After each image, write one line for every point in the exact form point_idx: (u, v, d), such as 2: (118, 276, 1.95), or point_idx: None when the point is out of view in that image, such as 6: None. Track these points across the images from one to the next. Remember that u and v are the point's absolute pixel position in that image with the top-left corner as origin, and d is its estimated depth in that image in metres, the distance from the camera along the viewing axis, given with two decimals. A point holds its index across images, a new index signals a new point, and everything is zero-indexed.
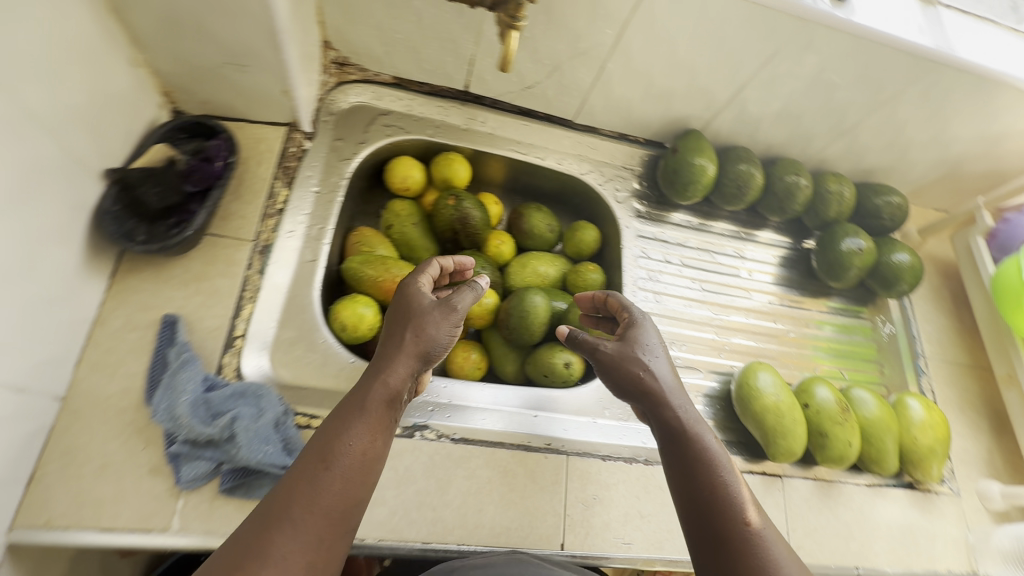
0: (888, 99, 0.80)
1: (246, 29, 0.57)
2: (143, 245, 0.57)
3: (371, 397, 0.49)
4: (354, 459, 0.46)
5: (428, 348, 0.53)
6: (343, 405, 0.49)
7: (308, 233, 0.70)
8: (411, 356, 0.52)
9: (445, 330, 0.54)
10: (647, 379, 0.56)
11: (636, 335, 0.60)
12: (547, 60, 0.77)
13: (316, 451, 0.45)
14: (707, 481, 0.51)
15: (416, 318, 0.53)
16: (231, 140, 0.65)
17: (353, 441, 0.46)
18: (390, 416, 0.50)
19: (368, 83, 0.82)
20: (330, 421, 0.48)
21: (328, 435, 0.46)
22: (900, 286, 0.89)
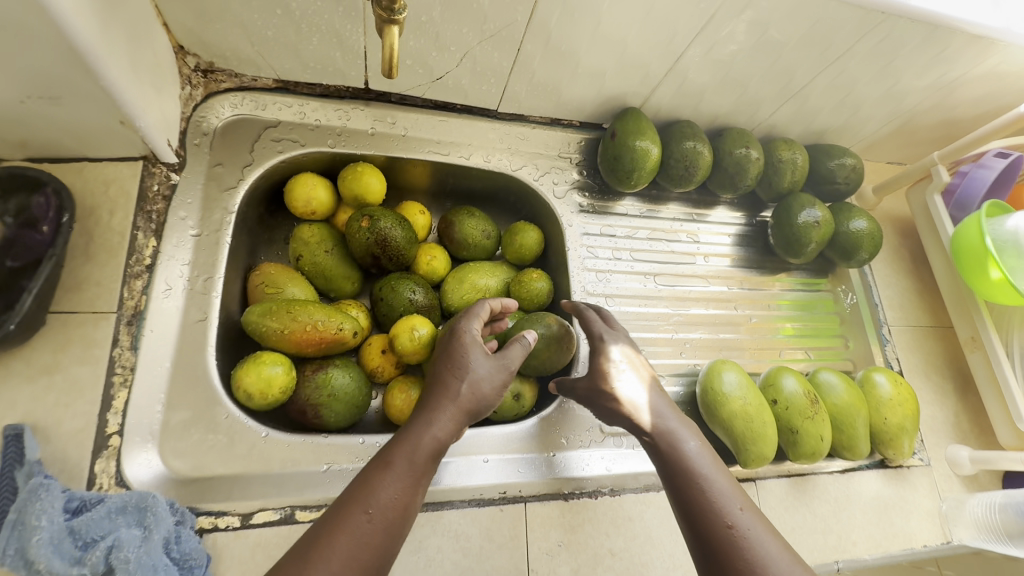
0: (837, 57, 0.72)
1: (39, 54, 0.43)
2: None
3: (416, 446, 0.48)
4: (393, 508, 0.45)
5: (478, 401, 0.53)
6: (386, 450, 0.49)
7: (190, 288, 0.59)
8: (457, 407, 0.52)
9: (493, 383, 0.54)
10: (624, 402, 0.55)
11: (602, 361, 0.58)
12: (454, 47, 0.65)
13: (357, 494, 0.44)
14: (693, 489, 0.47)
15: (468, 367, 0.54)
16: (62, 193, 0.51)
17: (396, 489, 0.45)
18: (431, 468, 0.49)
19: (245, 90, 0.69)
20: (372, 466, 0.47)
21: (372, 480, 0.46)
22: (860, 255, 0.85)
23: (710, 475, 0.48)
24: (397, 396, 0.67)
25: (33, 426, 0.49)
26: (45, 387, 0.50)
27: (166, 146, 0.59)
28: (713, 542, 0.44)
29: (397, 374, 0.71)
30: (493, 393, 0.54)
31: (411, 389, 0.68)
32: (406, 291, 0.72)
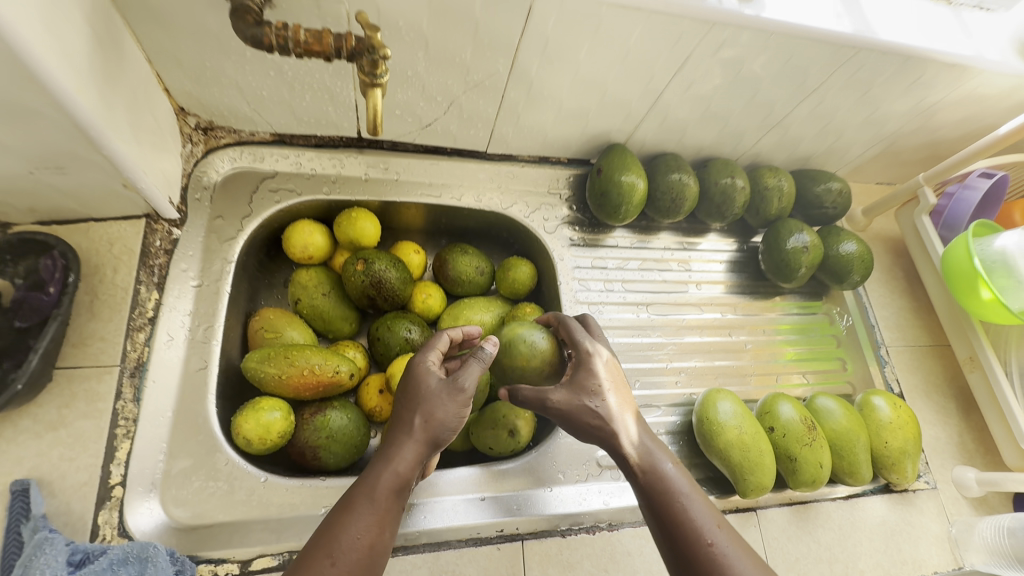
0: (813, 89, 0.74)
1: (48, 133, 0.46)
2: None
3: (377, 488, 0.48)
4: (361, 553, 0.45)
5: (437, 432, 0.51)
6: (348, 496, 0.48)
7: (192, 337, 0.61)
8: (418, 441, 0.50)
9: (453, 411, 0.52)
10: (606, 418, 0.53)
11: (586, 379, 0.54)
12: (440, 96, 0.68)
13: (320, 547, 0.44)
14: (660, 492, 0.51)
15: (425, 400, 0.51)
16: (67, 254, 0.54)
17: (360, 534, 0.46)
18: (396, 508, 0.49)
19: (244, 144, 0.72)
20: (335, 514, 0.47)
21: (336, 530, 0.46)
22: (852, 278, 0.85)
23: (675, 477, 0.51)
24: None
25: (38, 480, 0.50)
26: (51, 442, 0.52)
27: (168, 203, 0.62)
28: (684, 544, 0.48)
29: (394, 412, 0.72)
30: (455, 420, 0.52)
31: None
32: (402, 330, 0.73)
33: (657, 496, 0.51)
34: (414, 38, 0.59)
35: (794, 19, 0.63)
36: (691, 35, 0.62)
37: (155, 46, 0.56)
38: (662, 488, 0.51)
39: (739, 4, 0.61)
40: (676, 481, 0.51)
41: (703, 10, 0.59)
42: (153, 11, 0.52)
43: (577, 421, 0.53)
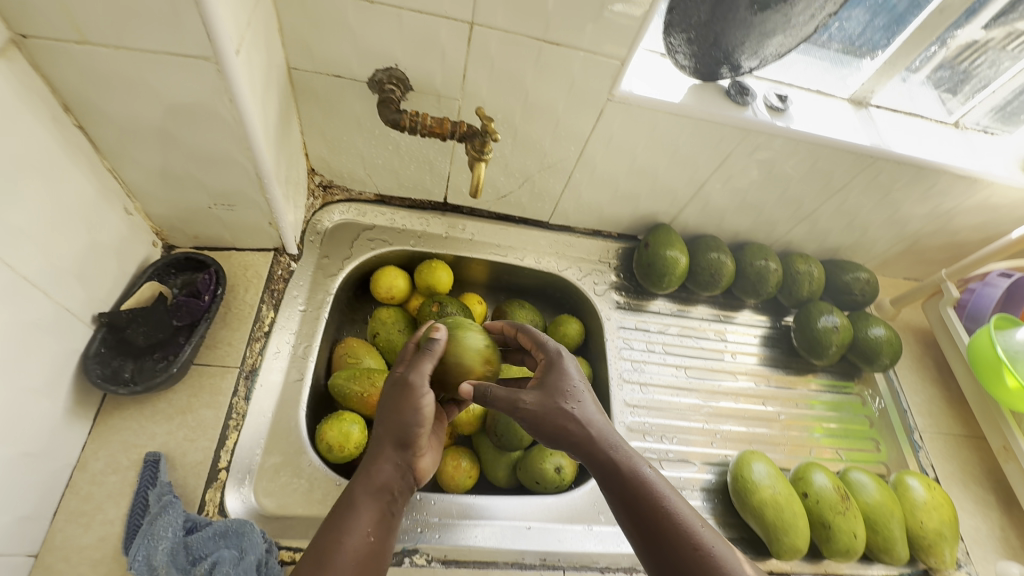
0: (838, 190, 0.86)
1: (234, 180, 0.61)
2: (129, 387, 0.58)
3: (359, 496, 0.53)
4: (355, 555, 0.49)
5: (405, 434, 0.55)
6: (336, 508, 0.52)
7: (294, 352, 0.72)
8: (388, 449, 0.55)
9: (413, 413, 0.55)
10: (579, 417, 0.53)
11: (558, 379, 0.56)
12: (518, 173, 0.82)
13: (312, 554, 0.48)
14: (641, 501, 0.49)
15: (390, 408, 0.56)
16: (219, 273, 0.67)
17: (353, 538, 0.50)
18: (382, 511, 0.53)
19: (352, 201, 0.87)
20: (326, 523, 0.51)
21: (329, 537, 0.50)
22: (881, 360, 0.91)
23: (658, 485, 0.51)
24: (450, 463, 0.75)
25: (166, 455, 0.59)
26: (178, 424, 0.61)
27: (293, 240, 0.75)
28: (672, 553, 0.47)
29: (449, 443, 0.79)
30: (419, 421, 0.56)
31: (463, 457, 0.76)
32: None
33: (637, 506, 0.49)
34: (506, 127, 0.74)
35: (819, 131, 0.76)
36: (733, 139, 0.75)
37: (309, 122, 0.73)
38: (643, 497, 0.49)
39: (771, 116, 0.74)
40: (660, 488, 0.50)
41: (742, 120, 0.73)
42: (316, 96, 0.69)
43: (548, 423, 0.53)
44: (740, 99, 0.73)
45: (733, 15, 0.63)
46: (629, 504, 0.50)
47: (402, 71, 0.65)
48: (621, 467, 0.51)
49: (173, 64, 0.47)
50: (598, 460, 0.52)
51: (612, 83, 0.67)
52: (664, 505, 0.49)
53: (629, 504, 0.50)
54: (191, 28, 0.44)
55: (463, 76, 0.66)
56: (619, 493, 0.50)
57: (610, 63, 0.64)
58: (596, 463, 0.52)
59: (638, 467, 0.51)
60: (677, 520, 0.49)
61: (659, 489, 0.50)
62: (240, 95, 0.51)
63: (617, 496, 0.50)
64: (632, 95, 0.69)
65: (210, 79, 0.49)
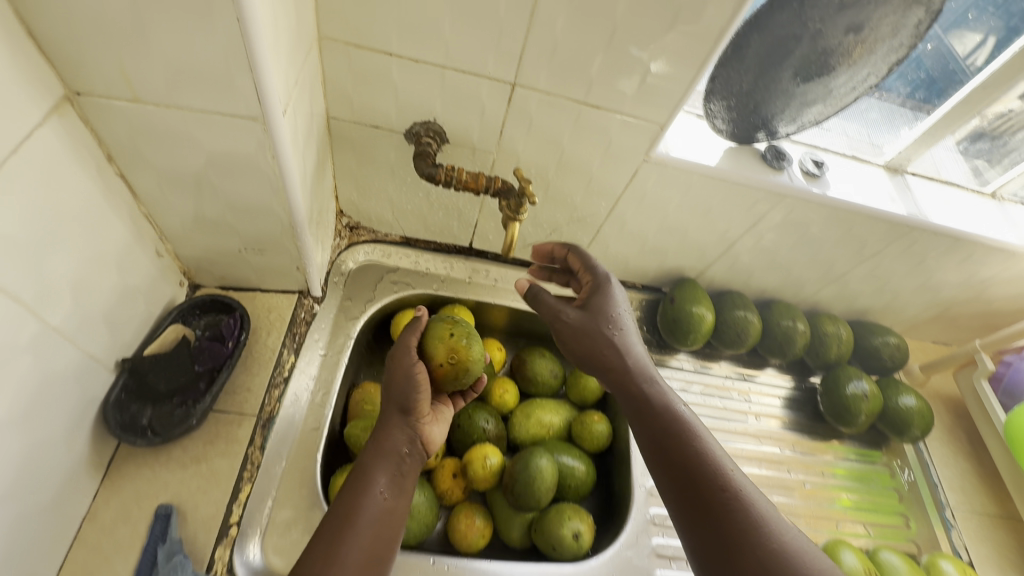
0: (871, 256, 0.84)
1: (266, 228, 0.61)
2: (147, 437, 0.57)
3: (373, 463, 0.60)
4: (373, 515, 0.56)
5: (406, 405, 0.64)
6: (352, 477, 0.59)
7: (312, 399, 0.70)
8: (396, 421, 0.63)
9: (409, 387, 0.64)
10: (617, 339, 0.64)
11: (602, 304, 0.65)
12: (546, 224, 0.82)
13: (334, 516, 0.55)
14: (668, 427, 0.56)
15: (390, 385, 0.65)
16: (244, 317, 0.67)
17: (370, 501, 0.57)
18: (393, 475, 0.60)
19: (377, 242, 0.87)
20: (344, 492, 0.57)
21: (347, 502, 0.56)
22: (912, 431, 0.88)
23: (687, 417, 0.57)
24: (462, 521, 0.73)
25: (177, 507, 0.58)
26: (192, 475, 0.60)
27: (318, 282, 0.74)
28: (687, 471, 0.52)
29: (463, 498, 0.77)
30: (417, 394, 0.64)
31: (476, 514, 0.74)
32: (480, 420, 0.81)
33: (662, 434, 0.56)
34: (539, 181, 0.73)
35: (855, 198, 0.75)
36: (766, 203, 0.75)
37: (343, 167, 0.73)
38: (670, 424, 0.56)
39: (807, 182, 0.74)
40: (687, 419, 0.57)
41: (779, 185, 0.72)
42: (352, 144, 0.69)
43: (585, 340, 0.65)
44: (777, 165, 0.73)
45: (775, 86, 0.63)
46: (656, 430, 0.56)
47: (439, 124, 0.65)
48: (653, 397, 0.59)
49: (221, 123, 0.47)
50: (632, 388, 0.61)
51: (649, 146, 0.66)
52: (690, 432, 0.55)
53: (656, 430, 0.56)
54: (243, 91, 0.44)
55: (500, 132, 0.66)
56: (647, 420, 0.58)
57: (649, 127, 0.64)
58: (626, 395, 0.61)
59: (669, 402, 0.59)
60: (701, 449, 0.53)
61: (686, 418, 0.57)
62: (283, 153, 0.51)
63: (648, 422, 0.58)
64: (668, 157, 0.68)
65: (255, 137, 0.49)
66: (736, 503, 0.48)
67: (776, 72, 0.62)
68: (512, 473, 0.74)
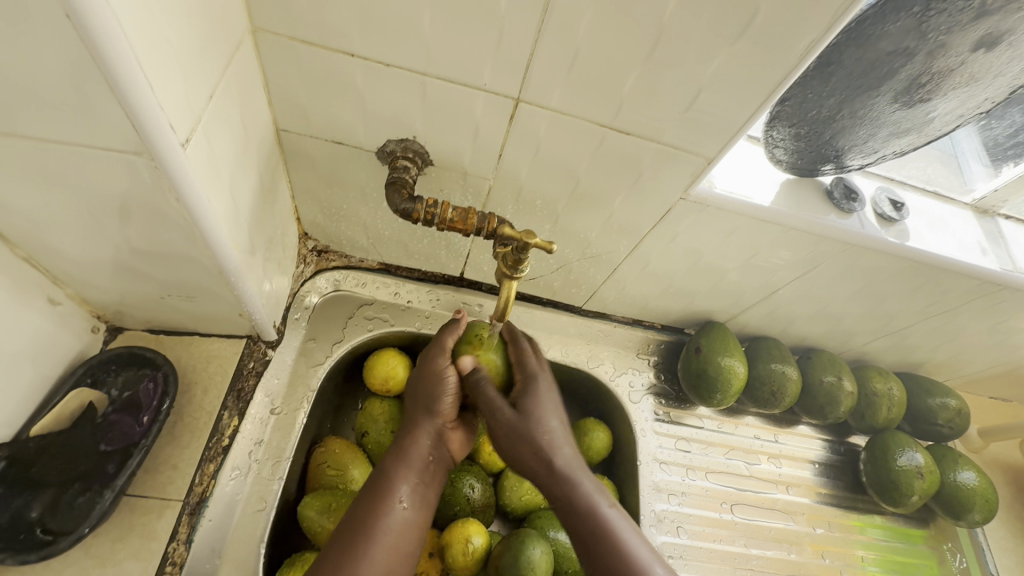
0: (941, 312, 0.70)
1: (190, 273, 0.48)
2: (21, 552, 0.45)
3: (397, 467, 0.52)
4: (392, 527, 0.49)
5: (437, 407, 0.56)
6: (372, 481, 0.52)
7: (259, 471, 0.57)
8: (424, 423, 0.56)
9: (441, 389, 0.56)
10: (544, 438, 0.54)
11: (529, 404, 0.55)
12: (553, 260, 0.66)
13: (349, 525, 0.48)
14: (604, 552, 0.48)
15: (421, 384, 0.57)
16: (168, 379, 0.54)
17: (391, 510, 0.50)
18: (418, 482, 0.53)
19: (350, 269, 0.72)
20: (362, 498, 0.51)
21: (363, 509, 0.49)
22: (972, 515, 0.76)
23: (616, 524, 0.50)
24: None
25: None
26: None
27: (271, 326, 0.61)
28: None
29: None
30: (448, 396, 0.56)
31: None
32: (464, 488, 0.65)
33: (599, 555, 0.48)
34: (545, 213, 0.59)
35: (938, 250, 0.60)
36: (828, 251, 0.60)
37: (303, 186, 0.59)
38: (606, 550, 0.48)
39: (882, 227, 0.59)
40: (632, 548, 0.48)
41: (848, 233, 0.57)
42: (312, 161, 0.55)
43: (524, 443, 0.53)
44: (847, 207, 0.58)
45: (863, 113, 0.48)
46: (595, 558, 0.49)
47: (420, 143, 0.51)
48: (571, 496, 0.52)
49: (98, 158, 0.35)
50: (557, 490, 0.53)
51: (690, 181, 0.52)
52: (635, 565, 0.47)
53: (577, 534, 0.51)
54: (110, 117, 0.32)
55: (499, 156, 0.52)
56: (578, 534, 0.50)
57: (693, 160, 0.50)
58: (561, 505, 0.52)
59: (594, 503, 0.51)
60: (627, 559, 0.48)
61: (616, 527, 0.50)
62: (189, 193, 0.38)
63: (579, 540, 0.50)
64: (712, 195, 0.54)
65: (145, 176, 0.36)
66: None
67: (866, 96, 0.47)
68: (499, 564, 0.59)
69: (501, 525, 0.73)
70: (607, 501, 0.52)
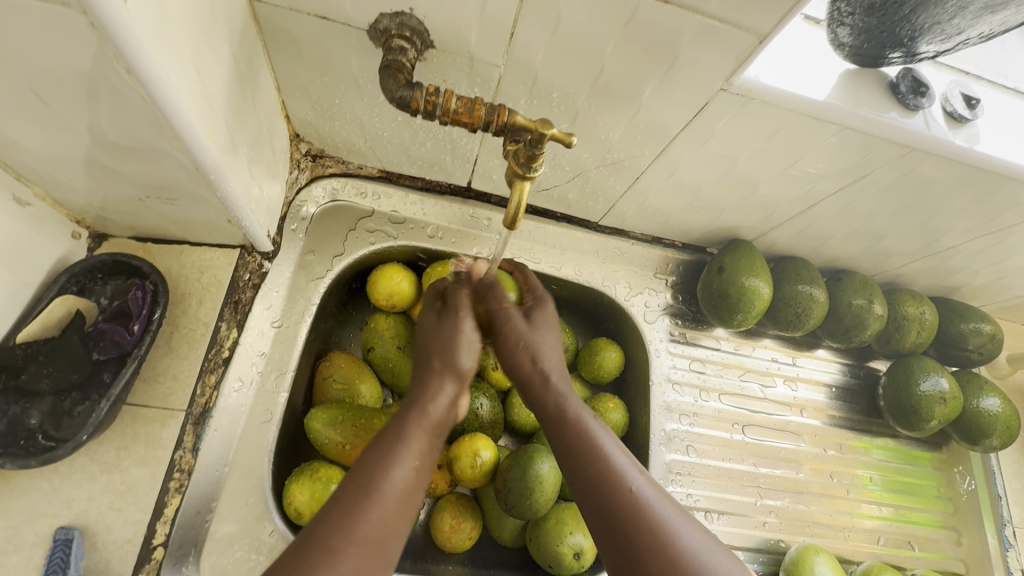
0: (995, 231, 0.64)
1: (166, 170, 0.43)
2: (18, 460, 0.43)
3: (409, 427, 0.48)
4: (405, 488, 0.44)
5: (461, 363, 0.53)
6: (380, 440, 0.47)
7: (262, 384, 0.56)
8: (438, 380, 0.52)
9: (467, 347, 0.53)
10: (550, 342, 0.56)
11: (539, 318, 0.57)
12: (569, 166, 0.60)
13: (357, 481, 0.43)
14: (597, 482, 0.46)
15: (443, 339, 0.53)
16: (158, 287, 0.52)
17: (401, 470, 0.44)
18: (428, 445, 0.48)
19: (349, 176, 0.65)
20: (366, 459, 0.45)
21: (373, 466, 0.44)
22: (989, 440, 0.74)
23: (618, 461, 0.47)
24: (447, 523, 0.60)
25: (83, 529, 0.47)
26: (103, 487, 0.48)
27: (265, 236, 0.57)
28: (610, 511, 0.44)
29: (450, 489, 0.64)
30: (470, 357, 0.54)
31: (464, 516, 0.61)
32: (472, 403, 0.63)
33: (600, 486, 0.45)
34: (563, 109, 0.51)
35: (1010, 156, 0.52)
36: (881, 156, 0.53)
37: (287, 75, 0.52)
38: (602, 483, 0.45)
39: (950, 129, 0.51)
40: (636, 488, 0.45)
41: (909, 133, 0.50)
42: (294, 42, 0.48)
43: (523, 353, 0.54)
44: (912, 103, 0.50)
45: None
46: (592, 490, 0.45)
47: (418, 19, 0.44)
48: (562, 412, 0.51)
49: (28, 12, 0.30)
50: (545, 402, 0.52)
51: (735, 67, 0.45)
52: (635, 501, 0.44)
53: (562, 446, 0.49)
54: None
55: (510, 36, 0.44)
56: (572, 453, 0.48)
57: (743, 38, 0.42)
58: (561, 438, 0.50)
59: (597, 446, 0.48)
60: (602, 466, 0.46)
61: (621, 469, 0.46)
62: (144, 64, 0.33)
63: (576, 470, 0.47)
64: (758, 86, 0.46)
65: (87, 41, 0.31)
66: (655, 523, 0.43)
67: None
68: (505, 478, 0.58)
69: (510, 440, 0.71)
70: (607, 435, 0.49)
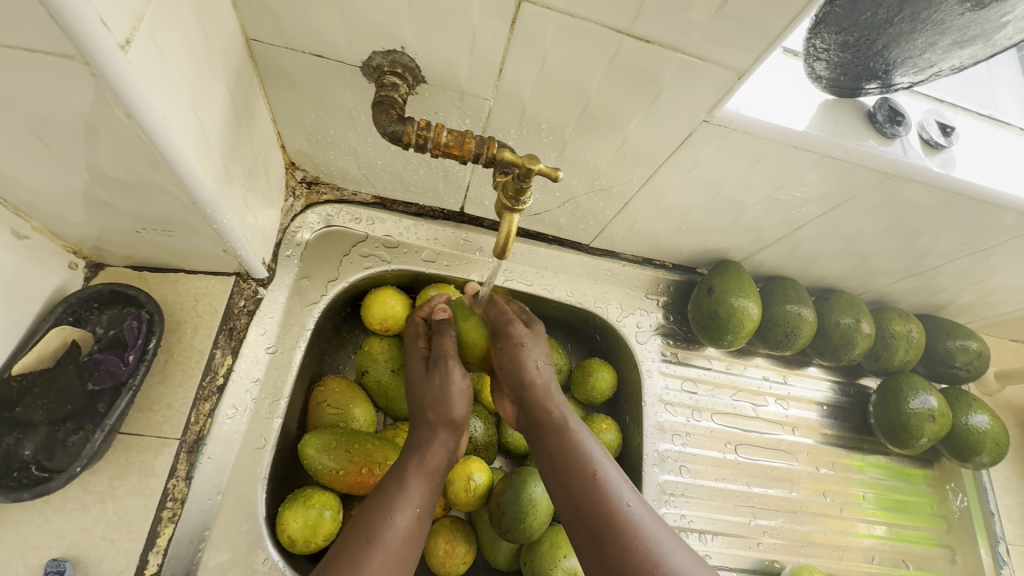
0: (976, 252, 0.65)
1: (162, 205, 0.44)
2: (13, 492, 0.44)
3: (410, 474, 0.49)
4: (405, 534, 0.45)
5: (456, 415, 0.53)
6: (382, 485, 0.48)
7: (256, 409, 0.56)
8: (439, 430, 0.52)
9: (459, 397, 0.54)
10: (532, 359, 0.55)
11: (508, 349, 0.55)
12: (559, 192, 0.61)
13: (363, 529, 0.44)
14: (585, 501, 0.45)
15: (436, 388, 0.53)
16: (153, 317, 0.53)
17: (402, 517, 0.46)
18: (428, 492, 0.49)
19: (344, 203, 0.67)
20: (369, 504, 0.46)
21: (374, 513, 0.45)
22: (979, 457, 0.75)
23: (610, 481, 0.46)
24: (440, 548, 0.60)
25: (75, 561, 0.47)
26: (96, 517, 0.48)
27: (260, 263, 0.58)
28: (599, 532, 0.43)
29: (444, 512, 0.64)
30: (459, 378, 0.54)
31: (458, 540, 0.61)
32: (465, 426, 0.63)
33: (588, 509, 0.45)
34: (552, 139, 0.53)
35: (986, 181, 0.54)
36: (862, 182, 0.54)
37: (283, 108, 0.53)
38: (593, 501, 0.45)
39: (927, 155, 0.53)
40: (627, 510, 0.44)
41: (888, 159, 0.51)
42: (289, 77, 0.49)
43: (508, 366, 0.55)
44: (890, 132, 0.51)
45: (927, 15, 0.42)
46: (582, 507, 0.45)
47: (409, 56, 0.45)
48: (557, 438, 0.51)
49: (32, 63, 0.31)
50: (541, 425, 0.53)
51: (716, 100, 0.46)
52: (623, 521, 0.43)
53: (555, 467, 0.49)
54: (27, 9, 0.27)
55: (499, 71, 0.46)
56: (565, 479, 0.48)
57: (722, 73, 0.44)
58: (553, 458, 0.50)
59: (589, 465, 0.48)
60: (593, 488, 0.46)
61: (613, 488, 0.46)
62: (142, 108, 0.34)
63: (568, 489, 0.47)
64: (739, 117, 0.48)
65: (86, 88, 0.32)
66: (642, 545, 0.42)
67: None
68: (499, 500, 0.58)
69: (504, 462, 0.72)
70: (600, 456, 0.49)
